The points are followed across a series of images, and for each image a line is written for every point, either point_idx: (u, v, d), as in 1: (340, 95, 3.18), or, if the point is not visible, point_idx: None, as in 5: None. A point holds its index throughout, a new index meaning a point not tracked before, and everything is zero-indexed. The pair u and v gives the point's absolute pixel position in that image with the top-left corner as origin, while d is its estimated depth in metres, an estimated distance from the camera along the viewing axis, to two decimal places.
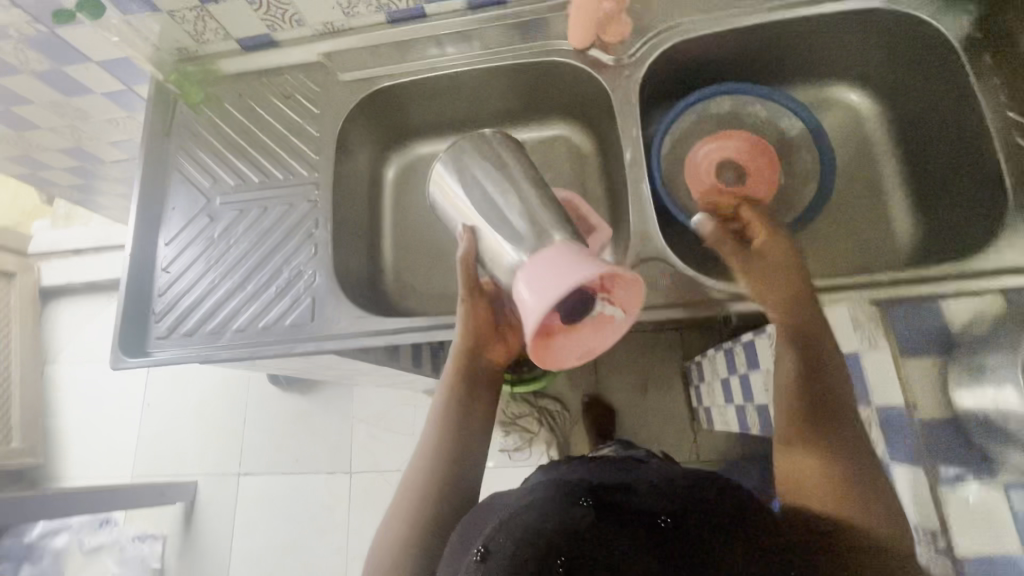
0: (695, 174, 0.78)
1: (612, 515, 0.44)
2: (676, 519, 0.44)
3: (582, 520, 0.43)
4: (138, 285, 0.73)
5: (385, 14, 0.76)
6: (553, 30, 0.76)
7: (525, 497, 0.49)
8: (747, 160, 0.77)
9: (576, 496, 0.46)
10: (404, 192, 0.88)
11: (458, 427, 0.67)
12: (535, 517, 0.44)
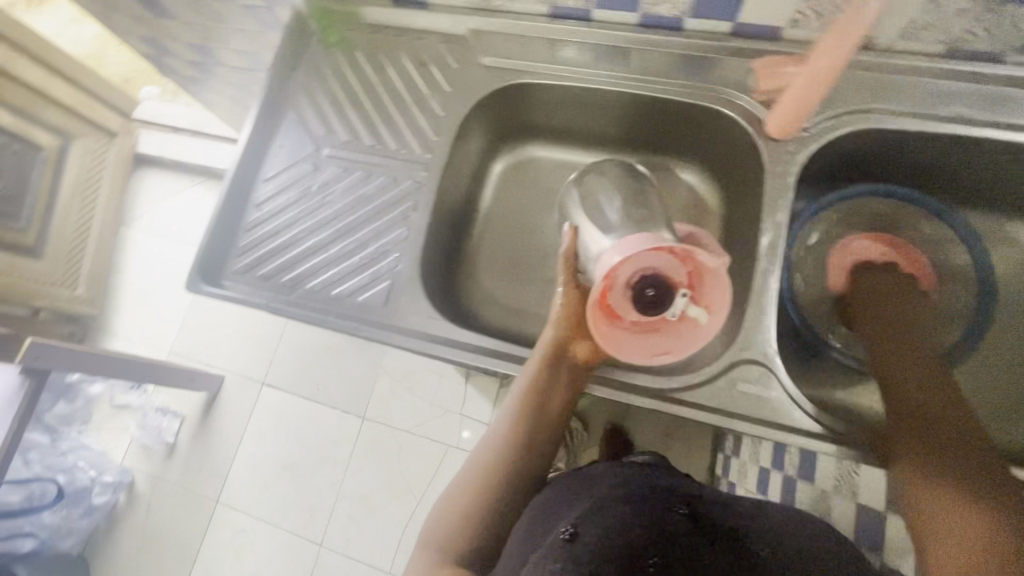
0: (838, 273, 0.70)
1: (700, 527, 0.57)
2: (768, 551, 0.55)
3: (682, 528, 0.55)
4: (230, 213, 0.72)
5: (547, 6, 0.70)
6: (722, 75, 0.68)
7: (619, 490, 0.58)
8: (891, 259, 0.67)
9: (673, 505, 0.58)
10: (507, 192, 0.84)
11: (532, 415, 0.62)
12: (638, 513, 0.55)
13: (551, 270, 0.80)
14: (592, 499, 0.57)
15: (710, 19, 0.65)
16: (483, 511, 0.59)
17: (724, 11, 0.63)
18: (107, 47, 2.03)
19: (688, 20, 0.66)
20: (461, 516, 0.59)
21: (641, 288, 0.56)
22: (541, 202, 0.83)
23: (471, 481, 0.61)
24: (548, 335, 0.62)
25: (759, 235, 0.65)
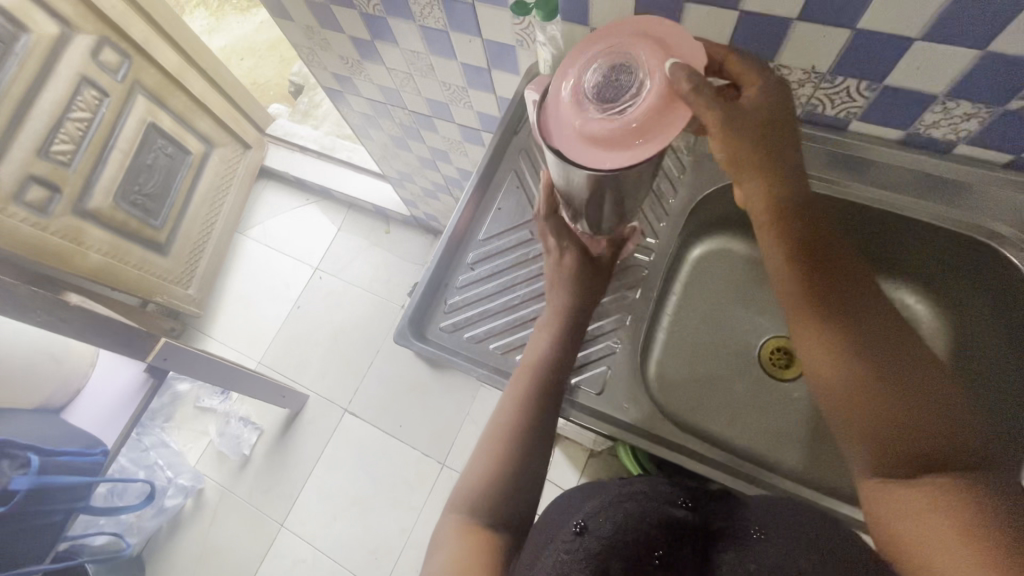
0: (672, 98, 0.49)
1: (703, 524, 0.50)
2: (763, 532, 0.46)
3: (680, 519, 0.49)
4: (442, 268, 0.72)
5: (802, 110, 0.69)
6: (995, 209, 0.65)
7: (628, 483, 0.53)
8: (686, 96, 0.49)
9: (674, 497, 0.52)
10: (700, 277, 0.83)
11: (546, 382, 0.62)
12: (642, 508, 0.49)
13: (745, 372, 0.78)
14: (602, 496, 0.52)
15: (991, 149, 0.62)
16: (506, 489, 0.57)
17: (1010, 144, 0.60)
18: (235, 61, 2.21)
19: (960, 146, 0.63)
20: (484, 490, 0.57)
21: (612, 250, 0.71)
22: (738, 296, 0.82)
23: (485, 450, 0.61)
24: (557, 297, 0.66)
25: None
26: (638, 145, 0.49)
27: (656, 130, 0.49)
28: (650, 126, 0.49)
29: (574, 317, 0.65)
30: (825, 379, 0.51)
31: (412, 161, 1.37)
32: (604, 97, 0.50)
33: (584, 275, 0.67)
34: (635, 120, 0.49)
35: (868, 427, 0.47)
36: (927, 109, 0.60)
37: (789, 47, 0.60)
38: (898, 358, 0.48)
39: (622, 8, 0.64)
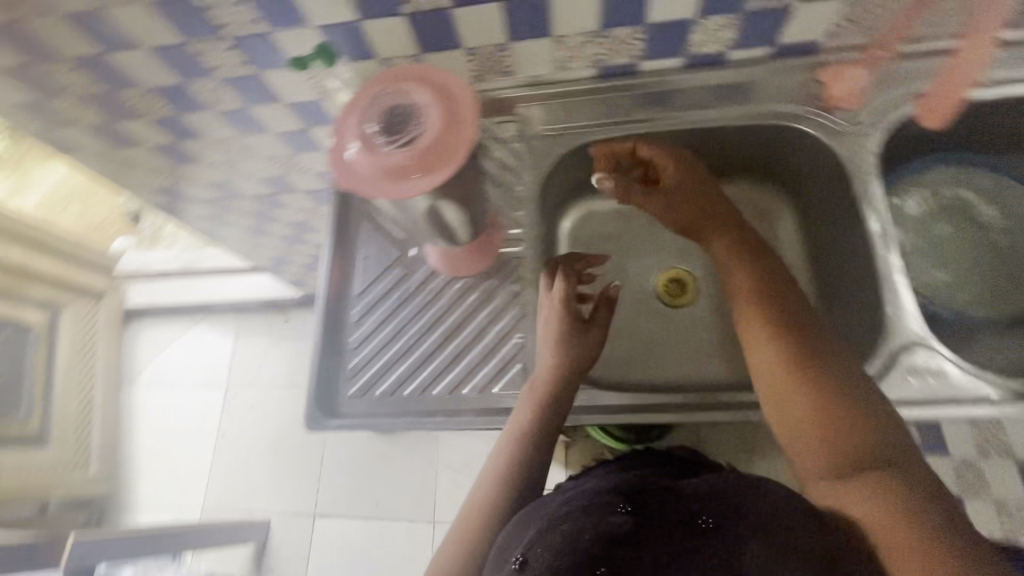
0: (454, 117, 0.50)
1: (649, 521, 0.46)
2: (714, 521, 0.45)
3: (620, 527, 0.45)
4: (330, 337, 0.69)
5: (596, 68, 0.73)
6: (777, 94, 0.72)
7: (571, 506, 0.51)
8: (458, 118, 0.50)
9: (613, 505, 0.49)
10: (581, 245, 0.87)
11: (531, 443, 0.60)
12: (577, 525, 0.46)
13: (647, 313, 0.83)
14: (542, 521, 0.49)
15: (754, 47, 0.69)
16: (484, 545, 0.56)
17: (765, 38, 0.68)
18: None
19: (730, 53, 0.70)
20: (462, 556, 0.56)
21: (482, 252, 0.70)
22: (617, 251, 0.86)
23: (460, 518, 0.59)
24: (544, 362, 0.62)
25: (872, 228, 0.69)
26: (418, 179, 0.49)
27: (441, 154, 0.49)
28: (428, 163, 0.49)
29: (567, 379, 0.62)
30: (783, 394, 0.57)
31: (280, 243, 1.31)
32: (389, 135, 0.50)
33: (575, 336, 0.63)
34: (413, 157, 0.49)
35: (831, 436, 0.53)
36: (690, 31, 0.67)
37: (556, 17, 0.64)
38: (822, 360, 0.57)
39: (398, 31, 0.65)
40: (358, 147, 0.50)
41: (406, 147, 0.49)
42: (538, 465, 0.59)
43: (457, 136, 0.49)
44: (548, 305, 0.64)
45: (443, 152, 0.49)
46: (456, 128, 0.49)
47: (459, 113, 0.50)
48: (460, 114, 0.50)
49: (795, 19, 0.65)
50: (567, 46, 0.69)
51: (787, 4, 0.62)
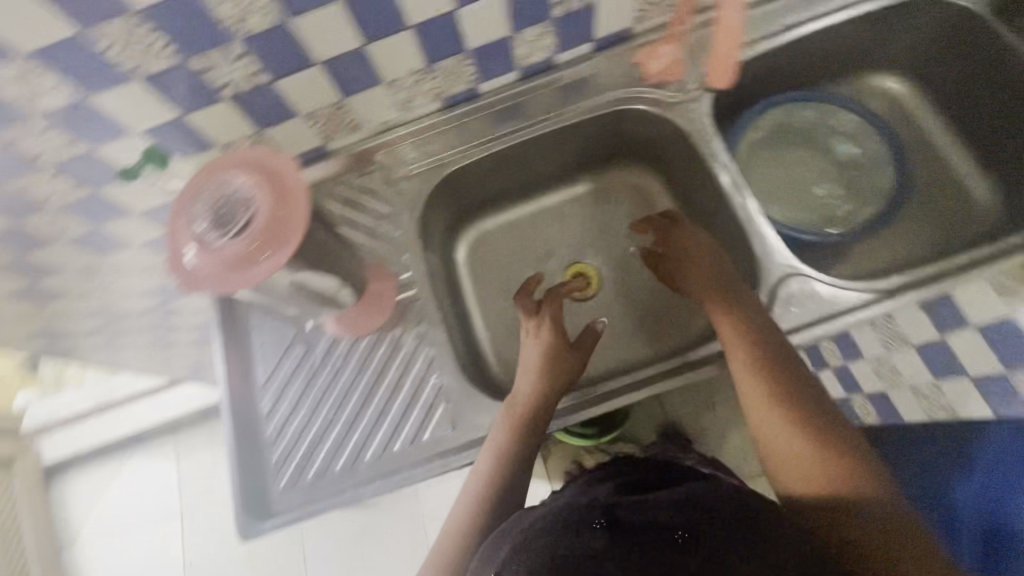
0: (281, 189, 0.50)
1: (626, 542, 0.46)
2: (688, 533, 0.46)
3: (594, 546, 0.45)
4: (245, 437, 0.66)
5: (440, 100, 0.75)
6: (611, 82, 0.76)
7: (546, 518, 0.50)
8: (286, 189, 0.50)
9: (589, 520, 0.48)
10: (481, 268, 0.87)
11: (506, 459, 0.60)
12: (553, 545, 0.46)
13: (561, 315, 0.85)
14: (516, 541, 0.49)
15: (575, 46, 0.74)
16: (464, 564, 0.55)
17: (583, 35, 0.72)
18: None
19: (557, 57, 0.75)
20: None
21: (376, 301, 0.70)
22: (518, 263, 0.88)
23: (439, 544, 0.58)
24: (527, 382, 0.63)
25: (725, 181, 0.74)
26: (267, 259, 0.48)
27: (281, 228, 0.49)
28: (270, 240, 0.48)
29: (543, 403, 0.62)
30: (766, 417, 0.58)
31: (189, 349, 1.23)
32: (222, 228, 0.49)
33: (557, 357, 0.65)
34: (252, 240, 0.48)
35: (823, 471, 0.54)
36: (512, 46, 0.70)
37: (382, 64, 0.65)
38: (803, 378, 0.60)
39: (228, 114, 0.64)
40: (194, 250, 0.49)
41: (241, 233, 0.48)
42: (517, 486, 0.59)
43: (291, 206, 0.50)
44: (543, 326, 0.67)
45: (283, 225, 0.49)
46: (286, 198, 0.50)
47: (284, 183, 0.50)
48: (287, 184, 0.50)
49: (601, 14, 0.70)
50: (403, 87, 0.70)
51: (588, 3, 0.67)
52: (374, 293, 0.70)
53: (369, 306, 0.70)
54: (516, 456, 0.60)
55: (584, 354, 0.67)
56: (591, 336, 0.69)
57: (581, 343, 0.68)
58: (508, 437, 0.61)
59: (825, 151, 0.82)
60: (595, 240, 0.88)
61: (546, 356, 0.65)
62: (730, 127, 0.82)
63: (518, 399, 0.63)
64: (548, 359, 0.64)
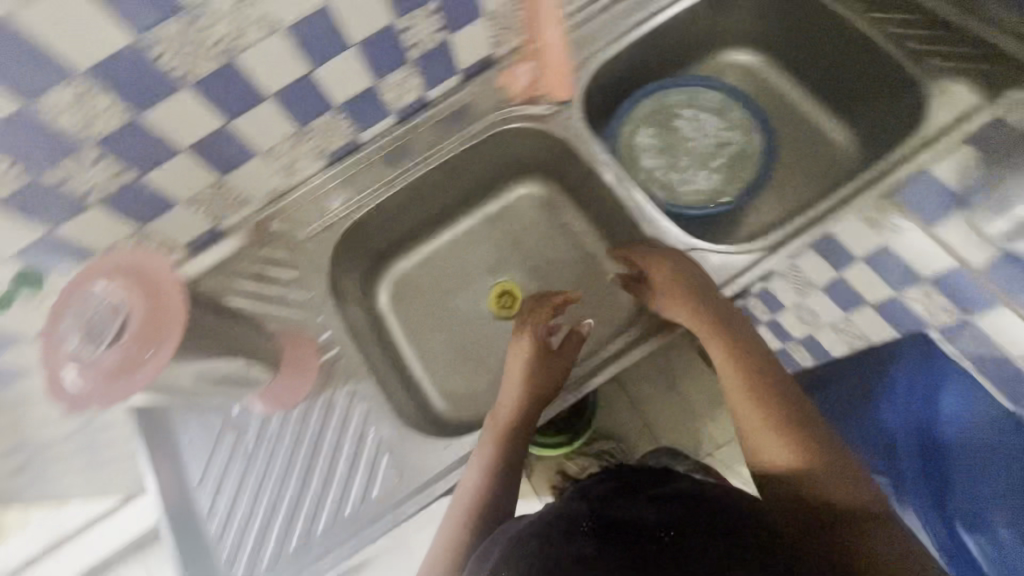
0: (151, 287, 0.51)
1: (616, 543, 0.46)
2: (675, 533, 0.47)
3: (584, 550, 0.45)
4: (190, 541, 0.63)
5: (323, 157, 0.76)
6: (485, 107, 0.79)
7: (534, 527, 0.51)
8: (155, 284, 0.51)
9: (577, 527, 0.48)
10: (407, 309, 0.88)
11: (492, 469, 0.62)
12: (541, 555, 0.46)
13: (493, 336, 0.86)
14: (504, 554, 0.49)
15: (441, 80, 0.76)
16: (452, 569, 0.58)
17: (446, 69, 0.75)
18: None
19: (428, 94, 0.77)
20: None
21: (298, 366, 0.69)
22: (442, 295, 0.89)
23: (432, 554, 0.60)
24: (512, 392, 0.65)
25: (611, 176, 0.78)
26: (150, 357, 0.49)
27: (158, 323, 0.50)
28: (150, 338, 0.49)
29: (528, 413, 0.64)
30: (747, 412, 0.60)
31: None
32: (98, 341, 0.49)
33: (541, 363, 0.66)
34: (132, 344, 0.49)
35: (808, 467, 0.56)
36: (379, 93, 0.72)
37: (252, 136, 0.66)
38: (777, 374, 0.63)
39: (100, 218, 0.62)
40: (75, 370, 0.49)
41: (119, 340, 0.49)
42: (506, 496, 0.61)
43: (164, 299, 0.51)
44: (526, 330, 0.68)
45: (159, 319, 0.50)
46: (155, 293, 0.51)
47: (151, 281, 0.51)
48: (158, 280, 0.51)
49: (457, 47, 0.72)
50: (281, 153, 0.71)
51: (440, 39, 0.70)
52: (294, 358, 0.70)
53: (293, 372, 0.69)
54: (502, 466, 0.62)
55: (569, 357, 0.68)
56: (577, 338, 0.69)
57: (567, 349, 0.68)
58: (494, 447, 0.62)
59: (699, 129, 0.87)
60: (511, 257, 0.90)
61: (529, 365, 0.66)
62: (608, 125, 0.87)
63: (504, 412, 0.64)
64: (533, 368, 0.66)
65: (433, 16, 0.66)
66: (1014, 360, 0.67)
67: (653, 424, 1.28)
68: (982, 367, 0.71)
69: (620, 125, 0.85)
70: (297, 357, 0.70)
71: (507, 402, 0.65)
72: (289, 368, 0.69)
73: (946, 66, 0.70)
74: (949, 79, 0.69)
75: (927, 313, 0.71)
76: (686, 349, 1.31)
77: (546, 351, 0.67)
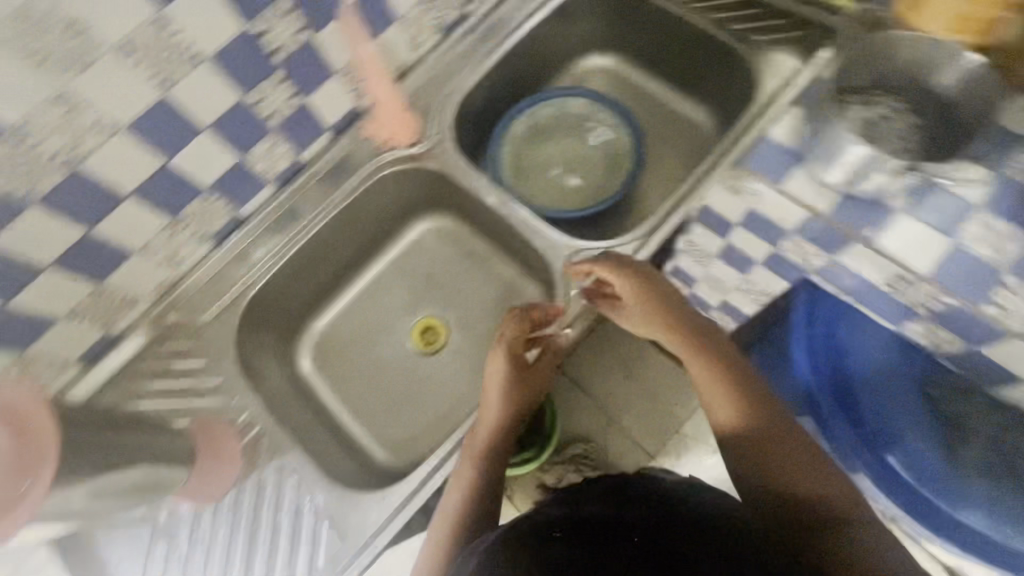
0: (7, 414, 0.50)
1: (581, 546, 0.50)
2: (642, 534, 0.51)
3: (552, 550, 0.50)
4: None
5: (208, 240, 0.75)
6: (362, 157, 0.81)
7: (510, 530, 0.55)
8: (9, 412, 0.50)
9: (547, 529, 0.52)
10: (332, 368, 0.87)
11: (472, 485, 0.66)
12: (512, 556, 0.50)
13: (422, 375, 0.86)
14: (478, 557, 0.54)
15: (311, 141, 0.77)
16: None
17: (312, 130, 0.76)
18: None
19: (301, 156, 0.78)
20: None
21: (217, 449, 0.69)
22: (364, 346, 0.89)
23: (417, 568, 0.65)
24: (490, 407, 0.69)
25: (496, 198, 0.81)
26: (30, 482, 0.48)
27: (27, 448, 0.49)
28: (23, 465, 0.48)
29: (508, 428, 0.69)
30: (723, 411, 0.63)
31: None
32: None
33: (518, 377, 0.70)
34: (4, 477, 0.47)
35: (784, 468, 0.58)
36: (249, 166, 0.72)
37: (122, 236, 0.65)
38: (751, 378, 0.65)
39: None
40: None
41: None
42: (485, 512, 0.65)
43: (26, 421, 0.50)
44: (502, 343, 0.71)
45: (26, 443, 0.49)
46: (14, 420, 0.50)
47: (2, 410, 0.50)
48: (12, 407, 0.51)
49: (316, 107, 0.74)
50: (159, 246, 0.70)
51: (296, 104, 0.71)
52: (210, 442, 0.69)
53: (212, 455, 0.68)
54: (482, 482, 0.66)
55: (542, 370, 0.72)
56: (548, 351, 0.73)
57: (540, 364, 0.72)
58: (474, 464, 0.67)
59: (572, 136, 0.92)
60: (425, 293, 0.91)
61: (506, 382, 0.69)
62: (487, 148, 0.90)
63: (484, 431, 0.68)
64: (510, 382, 0.70)
65: (281, 85, 0.67)
66: (883, 288, 0.70)
67: (613, 419, 1.30)
68: (864, 300, 0.74)
69: (498, 147, 0.89)
70: (213, 440, 0.69)
71: (485, 423, 0.69)
72: (208, 453, 0.68)
73: (763, 40, 0.78)
74: (767, 51, 0.77)
75: (801, 259, 0.76)
76: (626, 338, 1.35)
77: (519, 368, 0.71)
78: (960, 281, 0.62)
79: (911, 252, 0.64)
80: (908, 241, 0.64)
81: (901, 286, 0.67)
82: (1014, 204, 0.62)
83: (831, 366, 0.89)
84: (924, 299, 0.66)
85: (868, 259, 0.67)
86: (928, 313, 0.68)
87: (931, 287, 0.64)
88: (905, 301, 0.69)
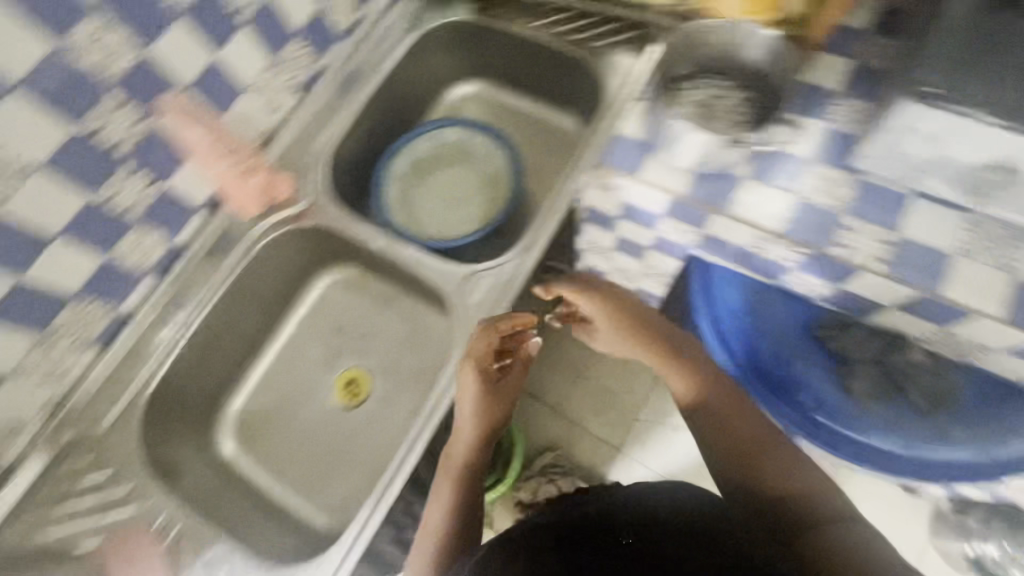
0: None
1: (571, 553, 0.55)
2: (633, 537, 0.56)
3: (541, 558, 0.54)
4: None
5: (91, 346, 0.72)
6: (241, 228, 0.80)
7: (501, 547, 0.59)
8: None
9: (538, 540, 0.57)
10: (259, 445, 0.85)
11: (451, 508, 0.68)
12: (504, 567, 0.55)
13: (351, 431, 0.85)
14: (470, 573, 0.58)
15: (182, 224, 0.76)
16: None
17: (180, 212, 0.75)
18: None
19: (176, 240, 0.76)
20: None
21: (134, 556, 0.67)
22: (288, 416, 0.87)
23: None
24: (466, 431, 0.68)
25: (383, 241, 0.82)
26: None
27: None
28: None
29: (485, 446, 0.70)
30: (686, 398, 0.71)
31: None
32: None
33: (491, 397, 0.69)
34: None
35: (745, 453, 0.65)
36: (118, 263, 0.70)
37: None
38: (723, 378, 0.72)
39: None
40: None
41: None
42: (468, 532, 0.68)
43: None
44: (468, 361, 0.67)
45: None
46: None
47: None
48: None
49: (178, 189, 0.73)
50: (35, 365, 0.67)
51: (154, 191, 0.70)
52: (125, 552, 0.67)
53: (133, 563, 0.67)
54: (462, 502, 0.68)
55: (511, 383, 0.72)
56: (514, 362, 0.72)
57: (508, 375, 0.71)
58: (453, 486, 0.69)
59: (452, 165, 0.94)
60: (341, 348, 0.90)
61: (478, 403, 0.68)
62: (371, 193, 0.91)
63: (461, 454, 0.69)
64: (483, 403, 0.68)
65: (130, 176, 0.67)
66: (751, 250, 0.73)
67: (569, 423, 1.31)
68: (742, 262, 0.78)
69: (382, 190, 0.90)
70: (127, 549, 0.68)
71: (460, 444, 0.69)
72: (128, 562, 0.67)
73: (600, 46, 0.84)
74: (607, 55, 0.83)
75: (677, 237, 0.79)
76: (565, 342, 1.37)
77: (488, 385, 0.69)
78: (806, 226, 0.67)
79: (761, 211, 0.68)
80: (756, 201, 0.68)
81: (764, 246, 0.70)
82: (839, 148, 0.68)
83: (740, 323, 0.93)
84: (786, 254, 0.70)
85: (730, 228, 0.71)
86: (793, 265, 0.71)
87: (787, 242, 0.67)
88: (772, 257, 0.73)
